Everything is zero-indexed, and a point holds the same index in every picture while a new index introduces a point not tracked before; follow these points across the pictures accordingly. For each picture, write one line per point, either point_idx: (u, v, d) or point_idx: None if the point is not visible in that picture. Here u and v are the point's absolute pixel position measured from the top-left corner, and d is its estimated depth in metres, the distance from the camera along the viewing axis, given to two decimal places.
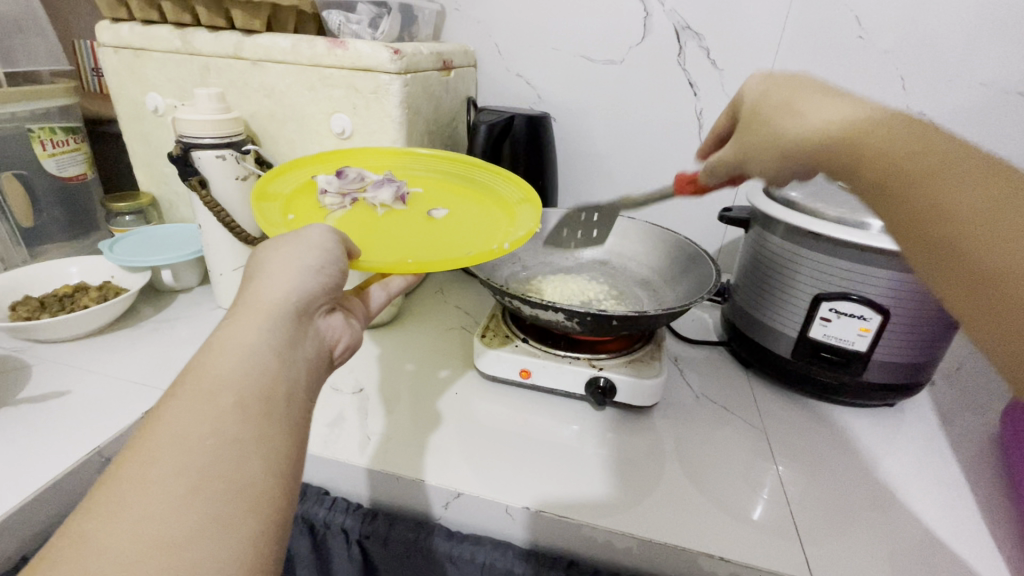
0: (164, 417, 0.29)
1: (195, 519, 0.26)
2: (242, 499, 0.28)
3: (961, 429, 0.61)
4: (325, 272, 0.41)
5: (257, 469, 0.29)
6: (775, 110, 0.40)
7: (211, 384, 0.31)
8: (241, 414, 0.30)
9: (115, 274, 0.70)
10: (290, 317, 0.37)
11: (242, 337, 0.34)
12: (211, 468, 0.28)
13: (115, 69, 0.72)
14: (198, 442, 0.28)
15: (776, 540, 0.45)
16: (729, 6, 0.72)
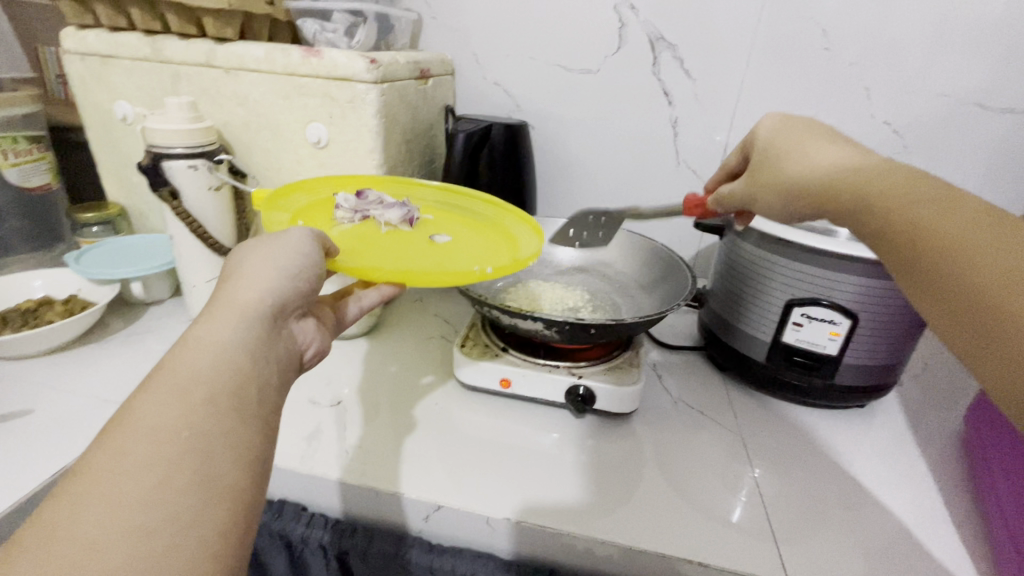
0: (132, 412, 0.28)
1: (162, 517, 0.26)
2: (211, 495, 0.28)
3: (927, 429, 0.63)
4: (303, 273, 0.39)
5: (226, 466, 0.29)
6: (782, 151, 0.44)
7: (182, 379, 0.30)
8: (213, 410, 0.29)
9: (83, 287, 0.68)
10: (266, 316, 0.36)
11: (216, 333, 0.33)
12: (180, 465, 0.27)
13: (82, 76, 0.70)
14: (168, 438, 0.27)
15: (752, 543, 0.46)
16: (701, 17, 0.74)
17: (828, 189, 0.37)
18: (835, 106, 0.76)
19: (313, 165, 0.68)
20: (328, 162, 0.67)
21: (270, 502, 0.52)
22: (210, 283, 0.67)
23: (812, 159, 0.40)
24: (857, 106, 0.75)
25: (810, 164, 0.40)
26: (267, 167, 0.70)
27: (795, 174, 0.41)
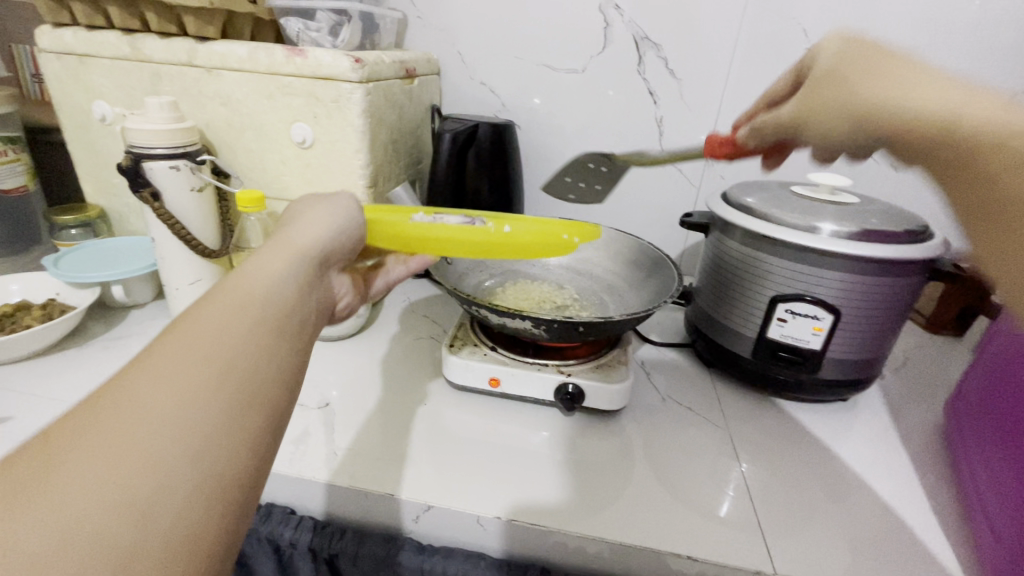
0: (188, 318, 0.28)
1: (208, 419, 0.25)
2: (252, 410, 0.27)
3: (908, 421, 0.64)
4: (344, 232, 0.42)
5: (268, 379, 0.28)
6: (860, 70, 0.36)
7: (244, 293, 0.30)
8: (263, 329, 0.29)
9: (61, 291, 0.66)
10: (311, 260, 0.37)
11: (267, 266, 0.33)
12: (231, 373, 0.27)
13: (58, 76, 0.68)
14: (222, 346, 0.27)
15: (742, 535, 0.46)
16: (685, 17, 0.75)
17: (909, 128, 0.31)
18: None
19: (298, 165, 0.67)
20: (313, 162, 0.67)
21: (260, 506, 0.51)
22: (194, 285, 0.66)
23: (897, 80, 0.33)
24: None
25: (894, 84, 0.33)
26: (251, 168, 0.69)
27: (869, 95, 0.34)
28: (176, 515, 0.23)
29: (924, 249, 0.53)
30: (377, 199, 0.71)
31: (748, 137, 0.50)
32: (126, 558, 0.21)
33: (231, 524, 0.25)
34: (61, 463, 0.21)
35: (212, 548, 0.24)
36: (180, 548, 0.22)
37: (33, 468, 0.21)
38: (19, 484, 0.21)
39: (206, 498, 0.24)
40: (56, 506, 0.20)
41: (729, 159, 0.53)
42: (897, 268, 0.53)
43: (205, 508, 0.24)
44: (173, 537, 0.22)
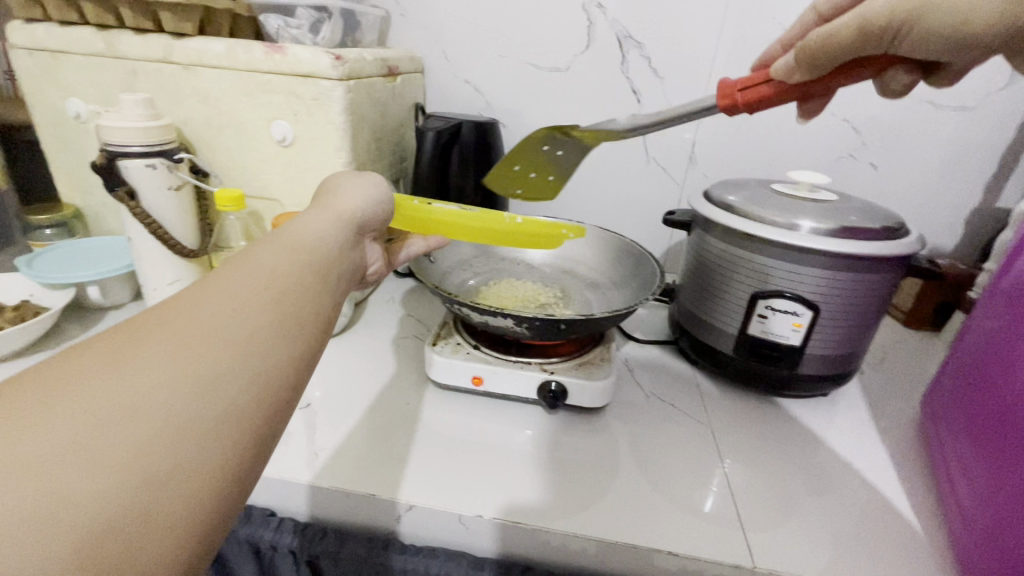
0: (251, 250, 0.30)
1: (263, 333, 0.26)
2: (301, 335, 0.28)
3: (887, 415, 0.65)
4: (381, 205, 0.43)
5: (309, 315, 0.29)
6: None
7: (290, 242, 0.32)
8: (311, 269, 0.31)
9: (35, 293, 0.65)
10: (353, 223, 0.38)
11: (314, 221, 0.35)
12: (284, 299, 0.28)
13: (31, 72, 0.67)
14: (278, 276, 0.28)
15: (723, 529, 0.47)
16: (667, 15, 0.75)
17: None
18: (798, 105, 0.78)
19: (279, 164, 0.67)
20: (294, 160, 0.66)
21: (243, 511, 0.50)
22: (172, 285, 0.65)
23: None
24: None
25: None
26: (230, 166, 0.68)
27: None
28: (227, 412, 0.23)
29: (900, 246, 0.54)
30: None
31: (791, 68, 0.44)
32: (181, 438, 0.21)
33: (268, 439, 0.25)
34: (138, 346, 0.23)
35: (249, 453, 0.24)
36: (226, 443, 0.23)
37: (112, 348, 0.23)
38: (101, 358, 0.22)
39: (253, 404, 0.24)
40: (129, 377, 0.22)
41: (758, 101, 0.46)
42: (874, 264, 0.54)
43: (251, 414, 0.24)
44: (223, 431, 0.23)
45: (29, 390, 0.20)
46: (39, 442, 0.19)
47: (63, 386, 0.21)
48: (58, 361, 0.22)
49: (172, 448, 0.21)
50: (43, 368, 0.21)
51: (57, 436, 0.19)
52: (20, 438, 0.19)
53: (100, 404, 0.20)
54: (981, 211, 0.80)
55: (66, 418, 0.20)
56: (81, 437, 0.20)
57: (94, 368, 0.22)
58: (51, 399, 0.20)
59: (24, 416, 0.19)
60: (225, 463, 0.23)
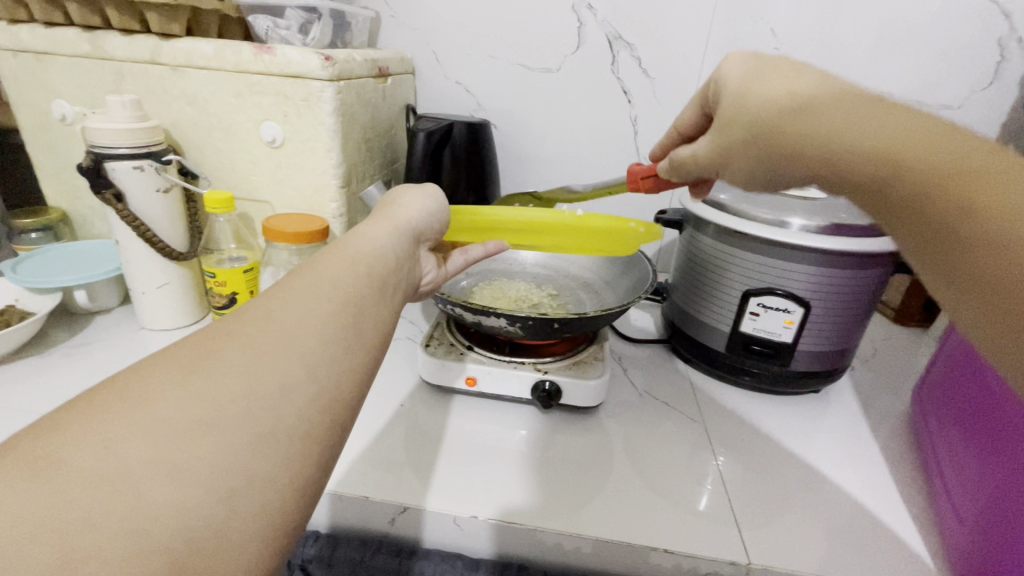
0: (312, 264, 0.31)
1: (326, 347, 0.27)
2: (359, 347, 0.29)
3: (879, 410, 0.66)
4: (437, 216, 0.45)
5: (368, 323, 0.30)
6: (754, 83, 0.36)
7: (351, 255, 0.33)
8: (368, 280, 0.32)
9: (21, 297, 0.64)
10: (408, 230, 0.40)
11: (369, 232, 0.37)
12: (344, 313, 0.29)
13: (15, 74, 0.66)
14: (339, 289, 0.30)
15: (717, 526, 0.47)
16: (656, 16, 0.76)
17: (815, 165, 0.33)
18: None
19: (268, 165, 0.66)
20: (284, 162, 0.66)
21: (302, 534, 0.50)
22: (161, 289, 0.64)
23: (794, 91, 0.33)
24: None
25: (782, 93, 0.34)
26: (219, 169, 0.68)
27: (782, 99, 0.34)
28: (295, 424, 0.25)
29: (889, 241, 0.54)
30: (351, 199, 0.70)
31: (667, 173, 0.48)
32: (254, 451, 0.23)
33: (332, 447, 0.27)
34: (214, 355, 0.25)
35: (316, 462, 0.26)
36: (295, 454, 0.25)
37: (193, 356, 0.25)
38: (182, 370, 0.24)
39: (317, 415, 0.26)
40: (207, 392, 0.23)
41: (654, 189, 0.53)
42: (865, 261, 0.54)
43: (315, 425, 0.26)
44: (292, 442, 0.25)
45: (117, 400, 0.22)
46: (127, 454, 0.21)
47: (147, 398, 0.22)
48: (141, 372, 0.24)
49: (246, 460, 0.23)
50: (129, 377, 0.23)
51: (144, 446, 0.21)
52: (112, 450, 0.21)
53: (182, 416, 0.22)
54: None
55: (151, 429, 0.21)
56: (165, 449, 0.21)
57: (173, 379, 0.23)
58: (136, 411, 0.22)
59: (114, 428, 0.21)
60: (294, 474, 0.24)
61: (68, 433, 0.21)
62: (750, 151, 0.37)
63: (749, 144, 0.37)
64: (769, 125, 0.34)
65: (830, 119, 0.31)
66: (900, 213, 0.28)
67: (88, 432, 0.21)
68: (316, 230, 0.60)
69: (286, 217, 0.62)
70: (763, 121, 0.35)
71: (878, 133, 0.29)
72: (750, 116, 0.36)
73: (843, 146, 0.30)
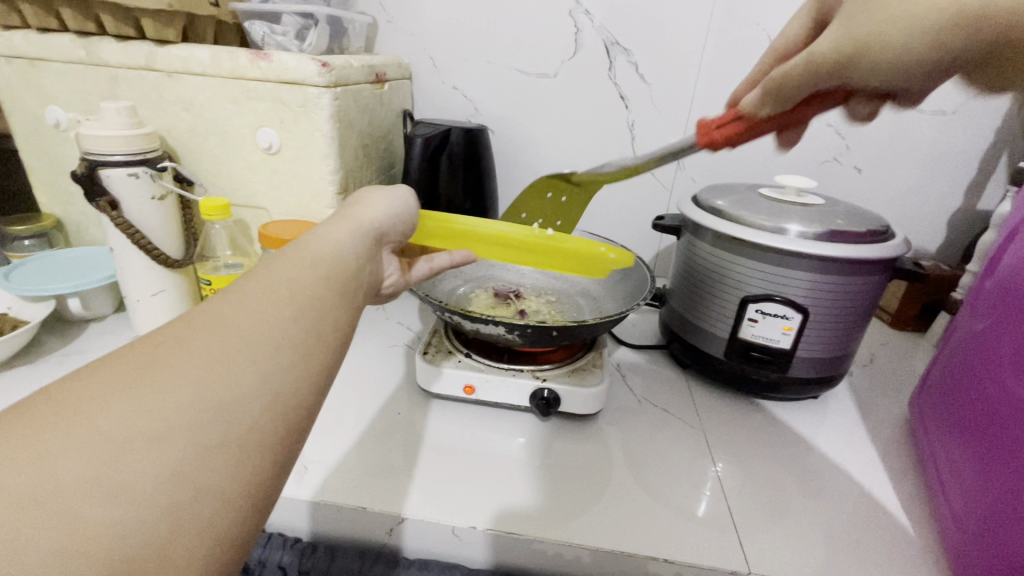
0: (266, 266, 0.31)
1: (280, 353, 0.27)
2: (318, 353, 0.29)
3: (876, 415, 0.66)
4: (403, 219, 0.45)
5: (326, 324, 0.30)
6: None
7: (309, 256, 0.33)
8: (330, 283, 0.32)
9: (13, 305, 0.63)
10: (372, 231, 0.40)
11: (333, 234, 0.37)
12: (301, 317, 0.29)
13: (9, 80, 0.66)
14: (296, 294, 0.30)
15: (718, 533, 0.47)
16: (654, 21, 0.76)
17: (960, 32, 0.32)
18: None
19: (264, 172, 0.66)
20: (280, 168, 0.65)
21: (277, 538, 0.49)
22: (156, 296, 0.64)
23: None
24: None
25: None
26: (215, 175, 0.67)
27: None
28: (246, 434, 0.24)
29: (887, 249, 0.54)
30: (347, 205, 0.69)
31: (757, 103, 0.43)
32: (200, 463, 0.23)
33: (287, 456, 0.27)
34: (160, 364, 0.24)
35: (271, 467, 0.25)
36: (245, 464, 0.24)
37: (137, 365, 0.24)
38: (122, 381, 0.23)
39: (270, 424, 0.26)
40: (151, 402, 0.23)
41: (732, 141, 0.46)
42: (861, 267, 0.55)
43: (268, 433, 0.25)
44: (242, 452, 0.24)
45: (51, 414, 0.22)
46: (61, 471, 0.20)
47: (85, 411, 0.22)
48: (79, 383, 0.23)
49: (191, 474, 0.22)
50: (66, 389, 0.23)
51: (79, 462, 0.20)
52: (46, 468, 0.20)
53: (122, 429, 0.22)
54: (963, 212, 0.81)
55: (88, 445, 0.21)
56: (102, 464, 0.21)
57: (113, 391, 0.23)
58: (72, 425, 0.21)
59: (48, 445, 0.21)
60: (246, 485, 0.24)
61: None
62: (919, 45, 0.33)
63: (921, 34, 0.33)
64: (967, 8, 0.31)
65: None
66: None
67: (19, 450, 0.20)
68: None
69: (283, 224, 0.62)
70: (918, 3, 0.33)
71: None
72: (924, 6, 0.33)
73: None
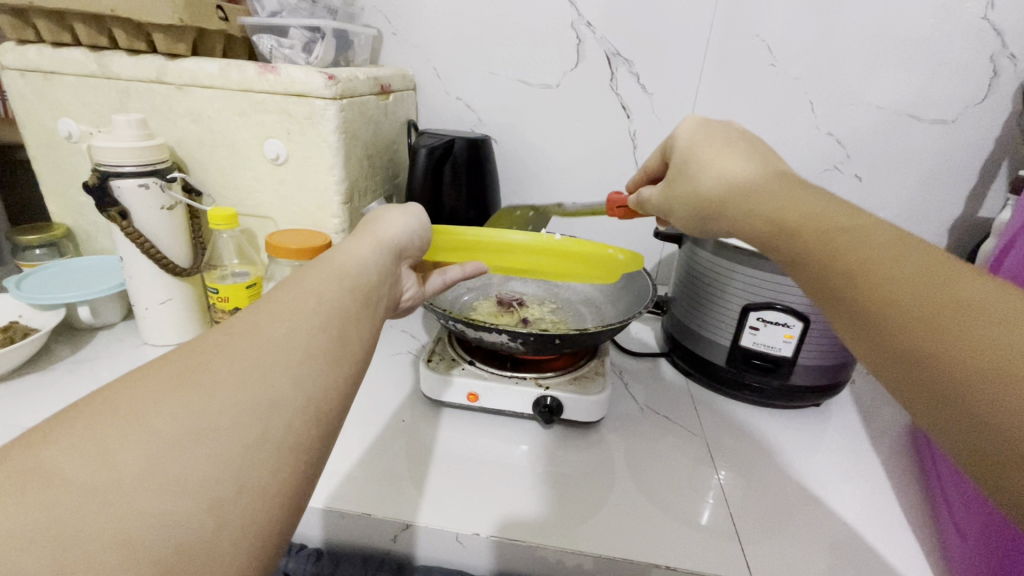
0: (297, 279, 0.32)
1: (313, 361, 0.28)
2: (345, 361, 0.30)
3: (879, 423, 0.66)
4: (417, 236, 0.45)
5: (352, 334, 0.31)
6: (698, 159, 0.40)
7: (335, 270, 0.34)
8: (355, 296, 0.33)
9: (24, 313, 0.64)
10: (392, 248, 0.41)
11: (355, 250, 0.38)
12: (329, 326, 0.30)
13: (22, 93, 0.67)
14: (324, 305, 0.31)
15: (718, 542, 0.47)
16: (653, 33, 0.77)
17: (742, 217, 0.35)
18: (782, 118, 0.80)
19: (271, 181, 0.67)
20: (287, 178, 0.66)
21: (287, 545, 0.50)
22: (164, 305, 0.65)
23: (723, 169, 0.38)
24: (802, 118, 0.79)
25: (720, 171, 0.38)
26: (223, 185, 0.68)
27: (719, 171, 0.38)
28: (282, 436, 0.25)
29: None
30: (353, 215, 0.70)
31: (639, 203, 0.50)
32: (242, 462, 0.23)
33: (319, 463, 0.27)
34: (204, 368, 0.25)
35: (303, 471, 0.26)
36: (282, 465, 0.25)
37: (181, 369, 0.25)
38: (170, 383, 0.24)
39: (304, 428, 0.26)
40: (197, 403, 0.24)
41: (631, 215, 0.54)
42: None
43: (302, 436, 0.26)
44: (279, 454, 0.25)
45: (108, 413, 0.22)
46: (118, 466, 0.21)
47: (139, 410, 0.23)
48: (130, 385, 0.24)
49: (235, 472, 0.23)
50: (118, 390, 0.24)
51: (135, 458, 0.21)
52: (103, 462, 0.21)
53: (171, 429, 0.23)
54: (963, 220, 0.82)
55: (143, 441, 0.22)
56: (156, 460, 0.22)
57: (162, 392, 0.24)
58: (126, 424, 0.22)
59: (104, 441, 0.21)
60: (284, 485, 0.25)
61: (59, 446, 0.21)
62: (692, 214, 0.41)
63: (696, 212, 0.40)
64: (706, 197, 0.38)
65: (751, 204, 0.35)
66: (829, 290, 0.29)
67: (79, 445, 0.21)
68: (317, 246, 0.60)
69: (289, 233, 0.63)
70: (711, 185, 0.38)
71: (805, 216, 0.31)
72: (693, 194, 0.40)
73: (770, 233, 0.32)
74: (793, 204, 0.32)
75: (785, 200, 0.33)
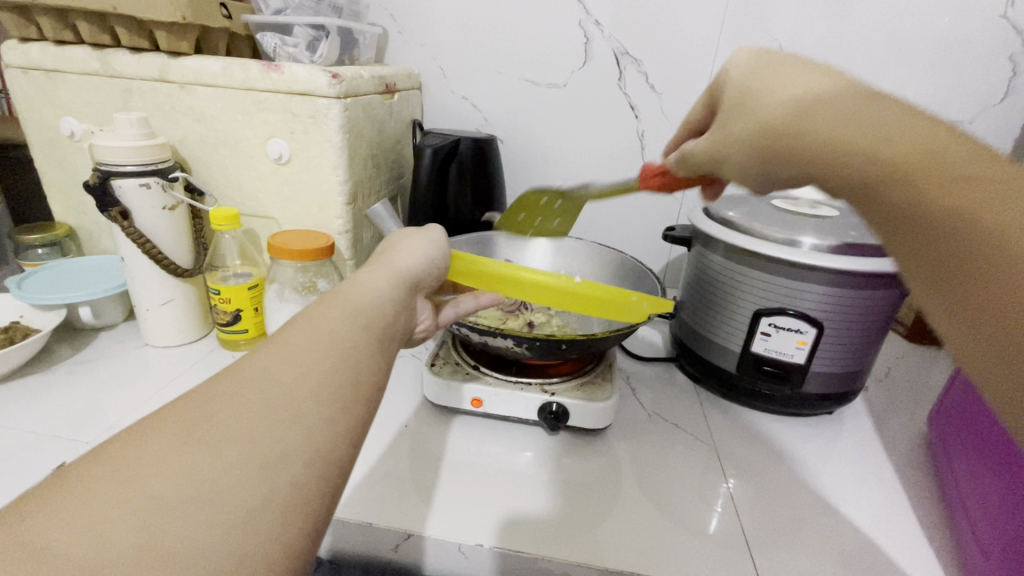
0: (308, 315, 0.31)
1: (322, 408, 0.27)
2: (356, 407, 0.28)
3: (893, 431, 0.64)
4: (436, 263, 0.44)
5: (364, 376, 0.30)
6: (759, 88, 0.34)
7: (347, 304, 0.33)
8: (366, 332, 0.32)
9: (25, 313, 0.64)
10: (407, 279, 0.39)
11: (370, 281, 0.37)
12: (340, 369, 0.29)
13: (24, 91, 0.67)
14: (334, 347, 0.29)
15: (728, 553, 0.46)
16: (663, 31, 0.75)
17: (804, 153, 0.29)
18: None
19: (274, 181, 0.66)
20: (290, 178, 0.65)
21: None
22: (165, 306, 0.64)
23: (794, 87, 0.31)
24: None
25: (784, 84, 0.32)
26: (226, 186, 0.68)
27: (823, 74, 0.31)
28: (290, 494, 0.24)
29: None
30: (356, 216, 0.69)
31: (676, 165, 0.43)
32: (246, 526, 0.22)
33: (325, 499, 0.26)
34: (208, 423, 0.24)
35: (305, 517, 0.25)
36: (287, 526, 0.24)
37: (185, 424, 0.24)
38: (176, 440, 0.23)
39: (312, 483, 0.25)
40: (202, 464, 0.23)
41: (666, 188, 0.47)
42: (879, 281, 0.53)
43: (310, 492, 0.25)
44: (285, 514, 0.24)
45: (109, 474, 0.22)
46: (116, 537, 0.20)
47: (142, 471, 0.22)
48: (132, 443, 0.23)
49: (238, 539, 0.22)
50: (119, 450, 0.23)
51: (130, 527, 0.21)
52: (102, 532, 0.20)
53: (174, 492, 0.22)
54: None
55: (142, 508, 0.21)
56: (154, 529, 0.21)
57: (165, 452, 0.23)
58: (129, 487, 0.21)
59: (104, 510, 0.21)
60: (289, 548, 0.24)
61: (55, 514, 0.20)
62: (749, 154, 0.34)
63: (750, 150, 0.33)
64: (765, 129, 0.32)
65: (844, 118, 0.27)
66: (913, 236, 0.25)
67: (77, 513, 0.20)
68: (321, 247, 0.59)
69: (292, 234, 0.62)
70: (769, 114, 0.32)
71: (908, 152, 0.25)
72: (752, 116, 0.33)
73: (828, 152, 0.28)
74: (882, 130, 0.26)
75: (903, 116, 0.26)
